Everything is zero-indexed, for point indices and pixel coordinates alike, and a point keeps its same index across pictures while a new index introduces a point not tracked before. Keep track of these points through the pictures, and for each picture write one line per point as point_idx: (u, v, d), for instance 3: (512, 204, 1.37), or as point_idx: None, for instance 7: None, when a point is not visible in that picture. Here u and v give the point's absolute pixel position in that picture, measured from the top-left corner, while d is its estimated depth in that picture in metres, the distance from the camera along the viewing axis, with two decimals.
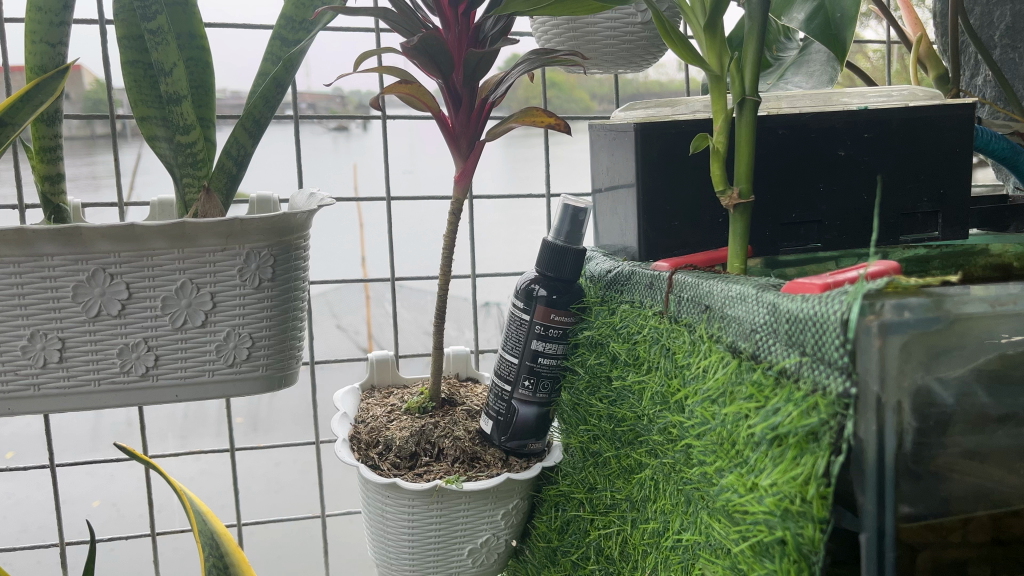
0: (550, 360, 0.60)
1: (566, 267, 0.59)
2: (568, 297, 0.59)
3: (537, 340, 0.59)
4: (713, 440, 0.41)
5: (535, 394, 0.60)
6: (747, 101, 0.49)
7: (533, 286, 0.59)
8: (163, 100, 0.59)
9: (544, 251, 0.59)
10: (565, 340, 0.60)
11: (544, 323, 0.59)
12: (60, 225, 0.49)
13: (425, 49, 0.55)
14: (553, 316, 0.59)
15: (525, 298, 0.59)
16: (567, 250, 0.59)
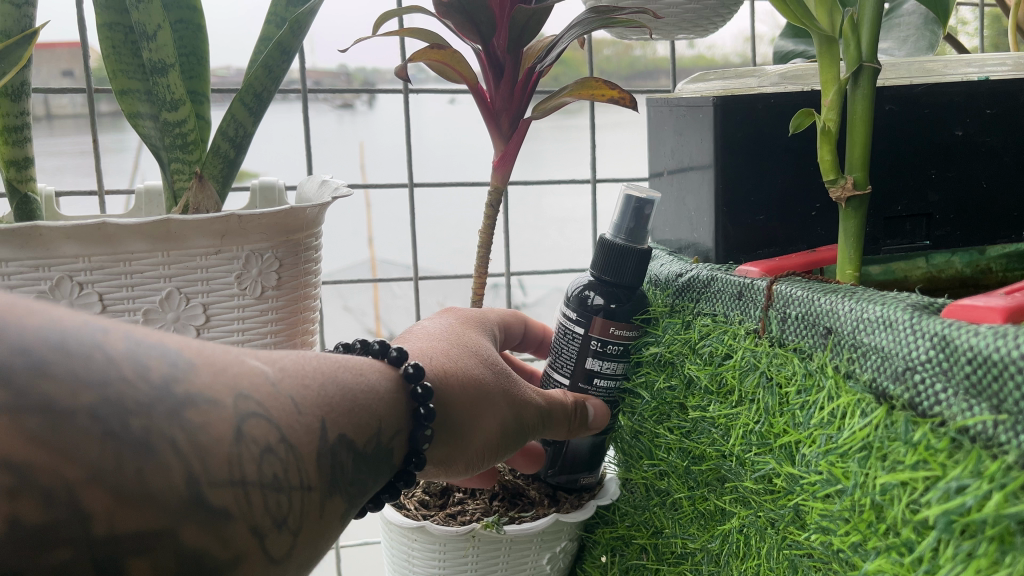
0: (607, 382, 0.50)
1: (627, 271, 0.48)
2: (630, 308, 0.49)
3: (592, 357, 0.49)
4: (847, 509, 0.32)
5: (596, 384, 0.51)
6: (869, 68, 0.40)
7: (586, 292, 0.49)
8: (147, 70, 0.50)
9: (600, 251, 0.49)
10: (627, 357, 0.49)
11: (602, 338, 0.48)
12: (14, 225, 0.39)
13: (460, 5, 0.46)
14: (612, 331, 0.48)
15: (578, 303, 0.49)
16: (630, 248, 0.48)
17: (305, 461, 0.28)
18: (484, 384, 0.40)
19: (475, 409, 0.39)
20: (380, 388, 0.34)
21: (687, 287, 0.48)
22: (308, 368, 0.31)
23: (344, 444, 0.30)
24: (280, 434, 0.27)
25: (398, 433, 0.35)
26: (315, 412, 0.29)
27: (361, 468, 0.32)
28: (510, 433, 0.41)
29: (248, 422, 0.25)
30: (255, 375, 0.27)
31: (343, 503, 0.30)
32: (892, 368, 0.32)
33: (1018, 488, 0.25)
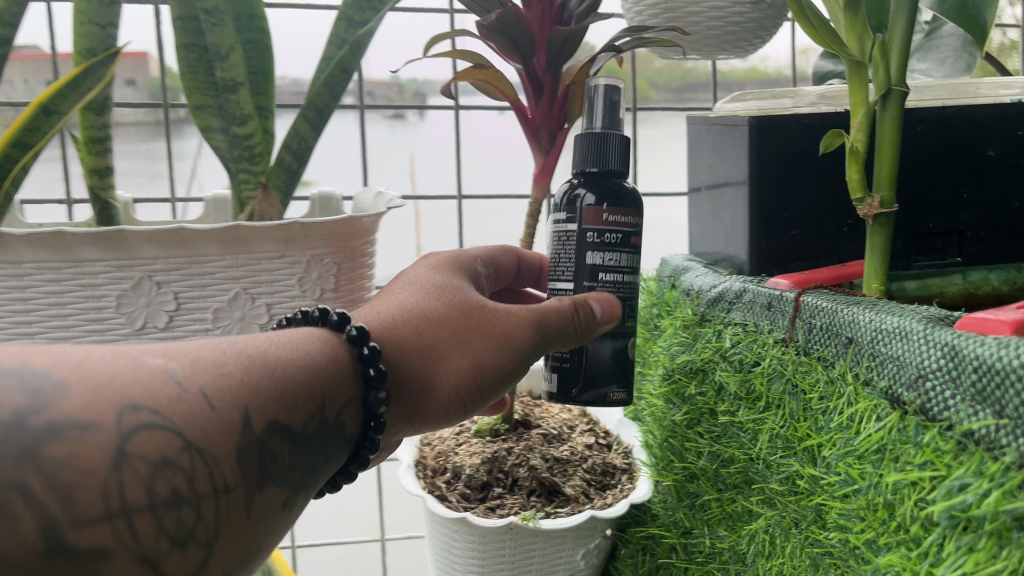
0: (614, 278, 0.39)
1: (611, 155, 0.40)
2: (620, 192, 0.39)
3: (588, 254, 0.39)
4: (862, 507, 0.34)
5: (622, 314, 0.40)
6: (896, 91, 0.42)
7: (573, 190, 0.40)
8: (219, 88, 0.54)
9: (575, 148, 0.41)
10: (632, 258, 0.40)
11: (593, 230, 0.38)
12: (102, 228, 0.43)
13: (504, 28, 0.49)
14: (606, 220, 0.38)
15: (564, 204, 0.40)
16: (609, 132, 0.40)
17: (219, 463, 0.26)
18: (442, 321, 0.36)
19: (437, 357, 0.36)
20: (321, 361, 0.31)
21: (719, 298, 0.50)
22: (235, 353, 0.28)
23: (276, 431, 0.28)
24: (182, 444, 0.25)
25: (347, 403, 0.32)
26: (240, 403, 0.27)
27: (306, 453, 0.30)
28: (496, 371, 0.36)
29: (129, 439, 0.24)
30: (157, 377, 0.25)
31: (287, 491, 0.29)
32: (906, 375, 0.34)
33: (1013, 486, 0.27)
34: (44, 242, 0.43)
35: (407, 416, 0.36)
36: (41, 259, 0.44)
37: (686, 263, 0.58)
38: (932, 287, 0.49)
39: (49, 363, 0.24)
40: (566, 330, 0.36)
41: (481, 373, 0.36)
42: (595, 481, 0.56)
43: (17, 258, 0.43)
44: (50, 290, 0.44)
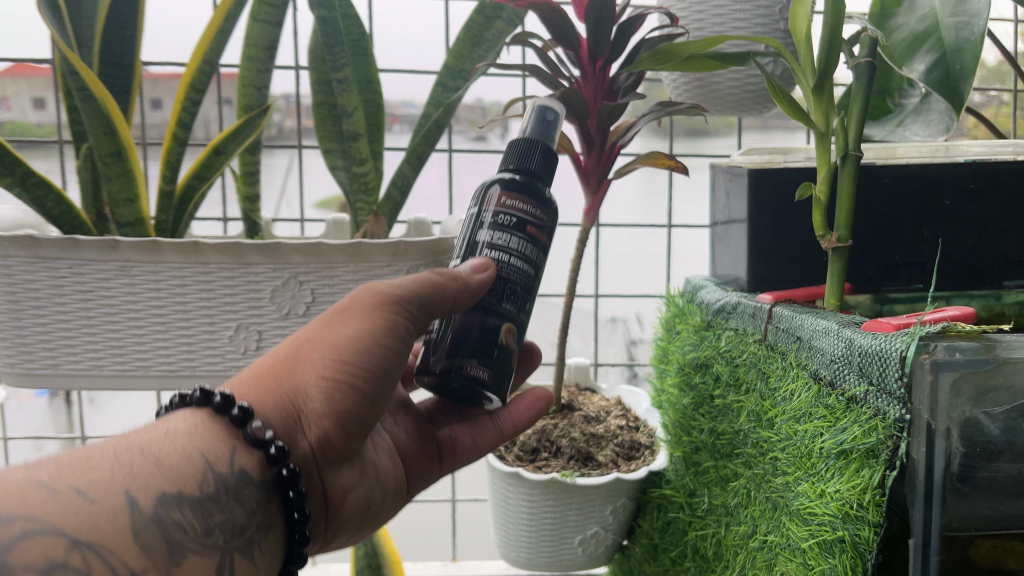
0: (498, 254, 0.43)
1: (528, 155, 0.44)
2: (529, 186, 0.43)
3: (485, 231, 0.43)
4: (795, 454, 0.47)
5: (491, 294, 0.42)
6: (849, 155, 0.55)
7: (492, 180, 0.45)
8: (344, 137, 0.71)
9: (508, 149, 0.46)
10: (523, 246, 0.43)
11: (493, 212, 0.43)
12: (264, 240, 0.60)
13: (565, 100, 0.65)
14: (504, 204, 0.43)
15: (484, 186, 0.45)
16: (535, 139, 0.45)
17: (112, 549, 0.31)
18: (298, 351, 0.42)
19: (300, 375, 0.42)
20: (185, 431, 0.38)
21: (720, 308, 0.64)
22: (98, 459, 0.34)
23: (168, 503, 0.34)
24: (72, 541, 0.30)
25: (233, 449, 0.39)
26: (115, 496, 0.33)
27: (208, 522, 0.36)
28: (369, 360, 0.41)
29: (10, 554, 0.28)
30: (30, 493, 0.31)
31: (205, 555, 0.35)
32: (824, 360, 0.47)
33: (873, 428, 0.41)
34: (223, 248, 0.60)
35: (305, 434, 0.42)
36: (220, 261, 0.61)
37: (703, 282, 0.72)
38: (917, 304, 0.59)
39: None
40: (433, 291, 0.41)
41: (350, 369, 0.41)
42: (623, 453, 0.70)
43: (205, 261, 0.61)
44: (225, 282, 0.61)
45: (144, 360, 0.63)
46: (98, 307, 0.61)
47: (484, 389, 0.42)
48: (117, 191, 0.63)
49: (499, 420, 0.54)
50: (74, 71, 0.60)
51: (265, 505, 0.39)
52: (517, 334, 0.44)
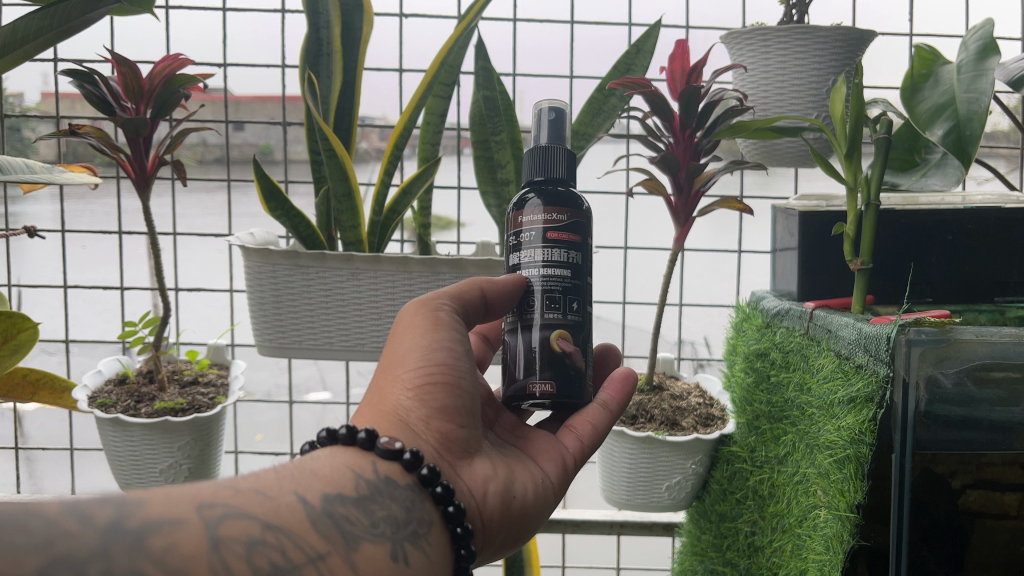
0: (538, 271, 0.55)
1: (551, 165, 0.57)
2: (560, 196, 0.56)
3: (534, 250, 0.55)
4: (826, 407, 0.70)
5: (538, 307, 0.55)
6: (870, 203, 0.78)
7: (525, 194, 0.57)
8: (497, 182, 0.97)
9: (527, 157, 0.58)
10: (571, 255, 0.55)
11: (537, 231, 0.55)
12: (452, 257, 0.86)
13: (664, 159, 0.89)
14: (547, 219, 0.55)
15: (517, 206, 0.57)
16: (548, 147, 0.57)
17: (303, 534, 0.37)
18: (385, 388, 0.51)
19: (398, 397, 0.50)
20: (327, 459, 0.45)
21: (778, 312, 0.88)
22: (265, 475, 0.41)
23: (331, 501, 0.41)
24: (265, 525, 0.36)
25: (373, 462, 0.46)
26: (288, 495, 0.39)
27: (372, 515, 0.42)
28: (442, 357, 0.51)
29: (221, 529, 0.34)
30: (223, 491, 0.37)
31: (376, 540, 0.40)
32: (844, 344, 0.70)
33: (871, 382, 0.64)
34: (423, 262, 0.86)
35: (424, 432, 0.49)
36: (420, 270, 0.87)
37: (764, 293, 0.95)
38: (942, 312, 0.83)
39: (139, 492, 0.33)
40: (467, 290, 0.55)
41: (432, 373, 0.51)
42: (701, 421, 0.94)
43: (409, 270, 0.87)
44: (421, 285, 0.87)
45: (362, 340, 0.89)
46: (335, 300, 0.88)
47: (565, 397, 0.54)
48: (346, 221, 0.90)
49: (604, 399, 0.63)
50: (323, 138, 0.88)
51: (419, 502, 0.45)
52: (571, 336, 0.55)
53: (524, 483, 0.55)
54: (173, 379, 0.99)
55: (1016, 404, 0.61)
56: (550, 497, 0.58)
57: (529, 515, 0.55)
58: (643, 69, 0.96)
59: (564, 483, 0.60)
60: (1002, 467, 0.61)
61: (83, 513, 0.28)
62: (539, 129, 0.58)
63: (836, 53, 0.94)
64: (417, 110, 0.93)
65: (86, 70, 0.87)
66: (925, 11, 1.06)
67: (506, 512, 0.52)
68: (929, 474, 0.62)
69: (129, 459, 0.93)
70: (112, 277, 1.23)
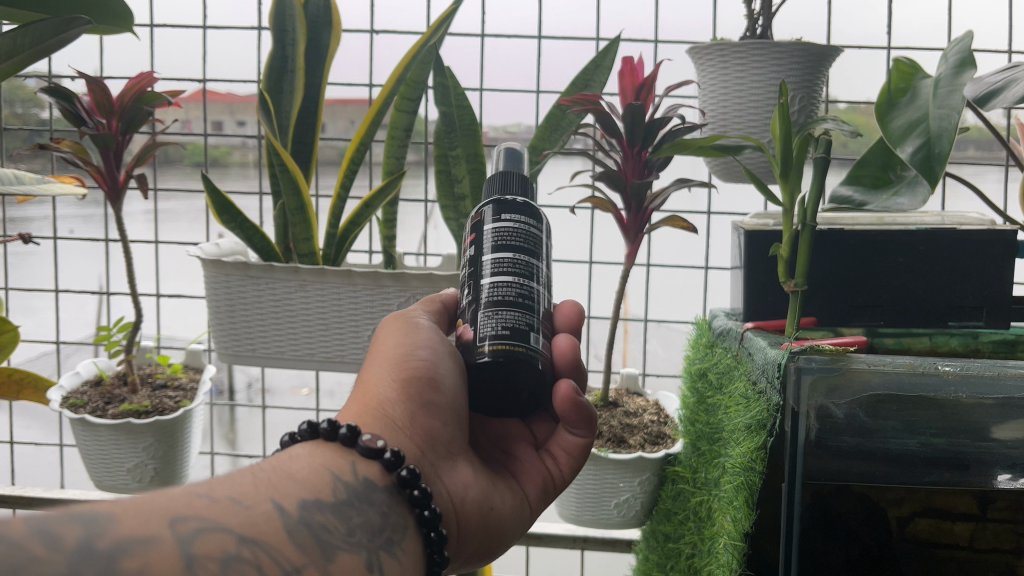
0: (488, 258, 0.49)
1: (510, 179, 0.53)
2: (516, 199, 0.51)
3: (482, 242, 0.50)
4: (733, 433, 0.70)
5: (484, 288, 0.48)
6: (802, 225, 0.77)
7: (482, 206, 0.52)
8: (456, 198, 0.98)
9: (488, 180, 0.54)
10: (526, 244, 0.49)
11: (484, 227, 0.50)
12: (396, 272, 0.87)
13: (610, 176, 0.89)
14: (496, 216, 0.50)
15: (475, 218, 0.52)
16: (508, 168, 0.54)
17: (280, 549, 0.35)
18: (368, 383, 0.49)
19: (382, 392, 0.48)
20: (304, 459, 0.43)
21: (724, 333, 0.88)
22: (240, 479, 0.38)
23: (309, 507, 0.39)
24: (240, 538, 0.34)
25: (353, 461, 0.44)
26: (264, 502, 0.37)
27: (348, 522, 0.40)
28: (427, 353, 0.49)
29: (194, 544, 0.33)
30: (196, 501, 0.35)
31: (353, 549, 0.39)
32: (756, 369, 0.70)
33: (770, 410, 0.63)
34: (368, 277, 0.88)
35: (408, 430, 0.47)
36: (366, 285, 0.89)
37: (716, 311, 0.94)
38: (903, 343, 0.84)
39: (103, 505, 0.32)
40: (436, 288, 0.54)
41: (418, 368, 0.49)
42: (649, 439, 0.94)
43: (354, 282, 0.88)
44: (367, 299, 0.89)
45: (311, 349, 0.92)
46: (286, 310, 0.91)
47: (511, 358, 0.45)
48: (299, 234, 0.93)
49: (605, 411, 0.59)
50: (278, 154, 0.91)
51: (395, 505, 0.43)
52: (514, 308, 0.47)
53: (505, 493, 0.53)
54: (145, 381, 1.05)
55: (912, 435, 0.60)
56: (528, 514, 0.56)
57: (507, 528, 0.53)
58: (601, 85, 0.95)
59: (545, 499, 0.58)
60: (954, 494, 0.60)
61: (51, 535, 0.28)
62: (493, 165, 0.55)
63: (795, 64, 0.91)
64: (373, 126, 0.97)
65: (59, 88, 0.93)
66: (906, 23, 1.03)
67: (484, 521, 0.50)
68: (819, 506, 0.61)
69: (98, 456, 0.97)
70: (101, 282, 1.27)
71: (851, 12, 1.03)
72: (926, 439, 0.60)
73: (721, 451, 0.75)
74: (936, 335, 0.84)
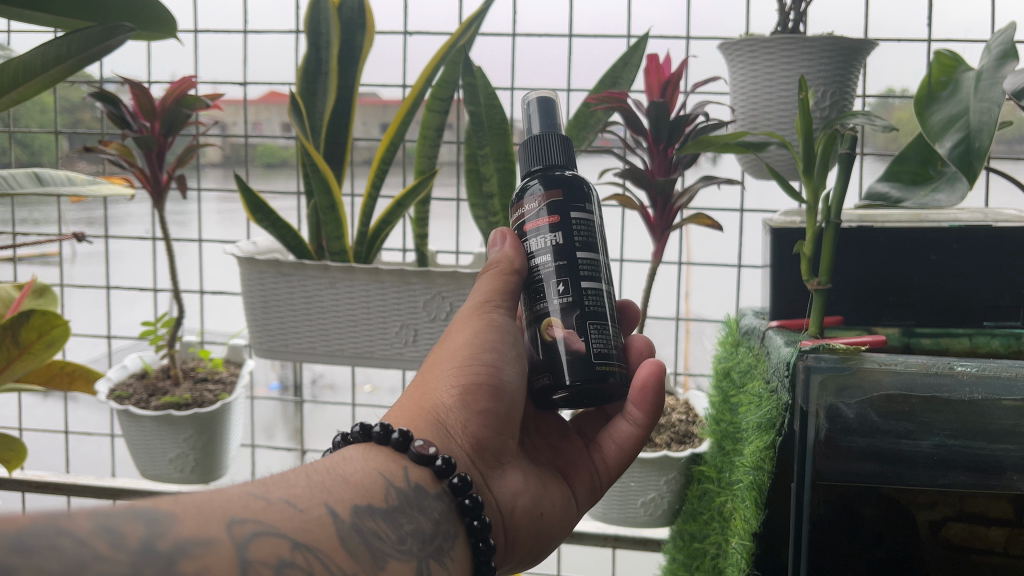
0: (548, 261, 0.50)
1: (551, 152, 0.52)
2: (560, 181, 0.50)
3: (540, 241, 0.50)
4: (750, 437, 0.70)
5: (551, 295, 0.50)
6: (827, 222, 0.75)
7: (528, 184, 0.52)
8: (485, 197, 0.99)
9: (524, 147, 0.53)
10: (584, 239, 0.50)
11: (537, 221, 0.50)
12: (422, 269, 0.89)
13: (636, 174, 0.89)
14: (550, 209, 0.50)
15: (520, 198, 0.52)
16: (546, 135, 0.52)
17: (332, 556, 0.36)
18: (429, 387, 0.50)
19: (440, 398, 0.49)
20: (361, 461, 0.43)
21: (751, 332, 0.88)
22: (297, 480, 0.39)
23: (363, 513, 0.39)
24: (296, 543, 0.34)
25: (405, 467, 0.45)
26: (319, 506, 0.38)
27: (400, 529, 0.40)
28: (489, 360, 0.49)
29: (251, 550, 0.32)
30: (253, 502, 0.35)
31: (404, 557, 0.39)
32: (773, 372, 0.70)
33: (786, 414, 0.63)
34: (397, 275, 0.89)
35: (460, 439, 0.48)
36: (395, 282, 0.90)
37: (743, 311, 0.94)
38: (943, 344, 0.80)
39: (153, 503, 0.32)
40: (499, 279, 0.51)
41: (477, 375, 0.49)
42: (676, 438, 0.94)
43: (382, 279, 0.90)
44: (396, 297, 0.91)
45: (342, 344, 0.94)
46: (317, 307, 0.93)
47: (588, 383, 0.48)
48: (331, 232, 0.95)
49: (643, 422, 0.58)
50: (310, 155, 0.93)
51: (448, 515, 0.44)
52: (569, 320, 0.49)
53: (552, 496, 0.54)
54: (187, 375, 1.10)
55: (926, 436, 0.58)
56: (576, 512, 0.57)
57: (553, 529, 0.54)
58: (629, 83, 0.94)
59: (590, 498, 0.58)
60: (986, 499, 0.58)
61: (115, 534, 0.28)
62: (525, 121, 0.53)
63: (826, 61, 0.89)
64: (404, 124, 0.99)
65: (105, 92, 0.97)
66: (945, 15, 1.01)
67: (532, 524, 0.52)
68: (832, 509, 0.60)
69: (143, 447, 1.01)
70: (147, 280, 1.32)
71: (888, 3, 1.01)
72: (941, 439, 0.58)
73: (739, 453, 0.75)
74: (975, 335, 0.81)
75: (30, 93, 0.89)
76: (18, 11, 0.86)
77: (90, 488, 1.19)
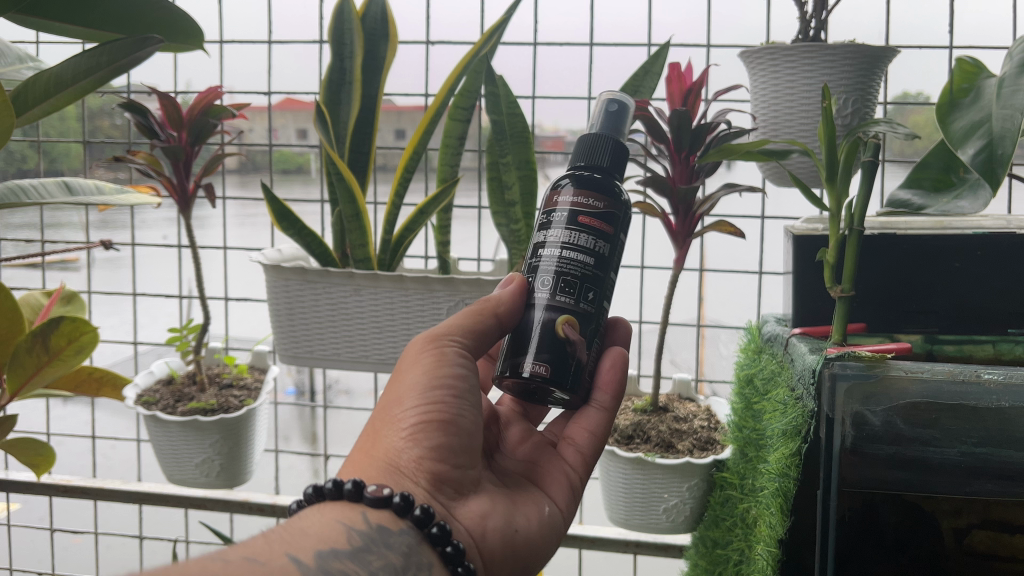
0: (555, 255, 0.51)
1: (597, 154, 0.53)
2: (595, 183, 0.52)
3: (558, 230, 0.51)
4: (776, 443, 0.70)
5: (551, 286, 0.51)
6: (850, 230, 0.75)
7: (565, 178, 0.53)
8: (507, 205, 1.00)
9: (580, 142, 0.54)
10: (601, 246, 0.51)
11: (564, 211, 0.52)
12: (444, 277, 0.89)
13: (657, 182, 0.90)
14: (576, 206, 0.51)
15: (554, 188, 0.54)
16: (603, 135, 0.54)
17: None
18: (377, 433, 0.50)
19: (389, 442, 0.49)
20: (315, 516, 0.46)
21: (773, 339, 0.88)
22: (254, 541, 0.41)
23: (325, 559, 0.42)
24: None
25: (363, 511, 0.46)
26: (279, 560, 0.40)
27: (369, 566, 0.43)
28: (436, 394, 0.49)
29: None
30: (211, 565, 0.37)
31: None
32: (797, 379, 0.70)
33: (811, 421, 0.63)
34: (419, 282, 0.90)
35: (415, 476, 0.48)
36: (417, 289, 0.91)
37: (765, 318, 0.94)
38: (966, 350, 0.79)
39: None
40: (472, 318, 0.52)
41: (425, 411, 0.49)
42: (698, 445, 0.93)
43: (405, 285, 0.91)
44: (419, 304, 0.92)
45: (366, 351, 0.95)
46: (341, 314, 0.94)
47: (556, 382, 0.49)
48: (355, 240, 0.96)
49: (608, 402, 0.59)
50: (334, 164, 0.94)
51: (418, 545, 0.46)
52: (577, 324, 0.50)
53: (530, 515, 0.53)
54: (213, 380, 1.12)
55: (953, 445, 0.58)
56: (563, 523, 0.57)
57: (537, 548, 0.53)
58: (650, 90, 0.94)
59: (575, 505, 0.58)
60: (1014, 507, 0.58)
61: None
62: (591, 117, 0.55)
63: (847, 69, 0.90)
64: (427, 133, 1.00)
65: (133, 102, 0.98)
66: (966, 21, 1.01)
67: (511, 548, 0.51)
68: (858, 515, 0.60)
69: (169, 452, 1.02)
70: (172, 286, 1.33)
71: (910, 9, 1.01)
72: (967, 448, 0.58)
73: (764, 458, 0.75)
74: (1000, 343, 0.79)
75: (59, 105, 0.91)
76: (51, 24, 0.89)
77: (116, 493, 1.21)
